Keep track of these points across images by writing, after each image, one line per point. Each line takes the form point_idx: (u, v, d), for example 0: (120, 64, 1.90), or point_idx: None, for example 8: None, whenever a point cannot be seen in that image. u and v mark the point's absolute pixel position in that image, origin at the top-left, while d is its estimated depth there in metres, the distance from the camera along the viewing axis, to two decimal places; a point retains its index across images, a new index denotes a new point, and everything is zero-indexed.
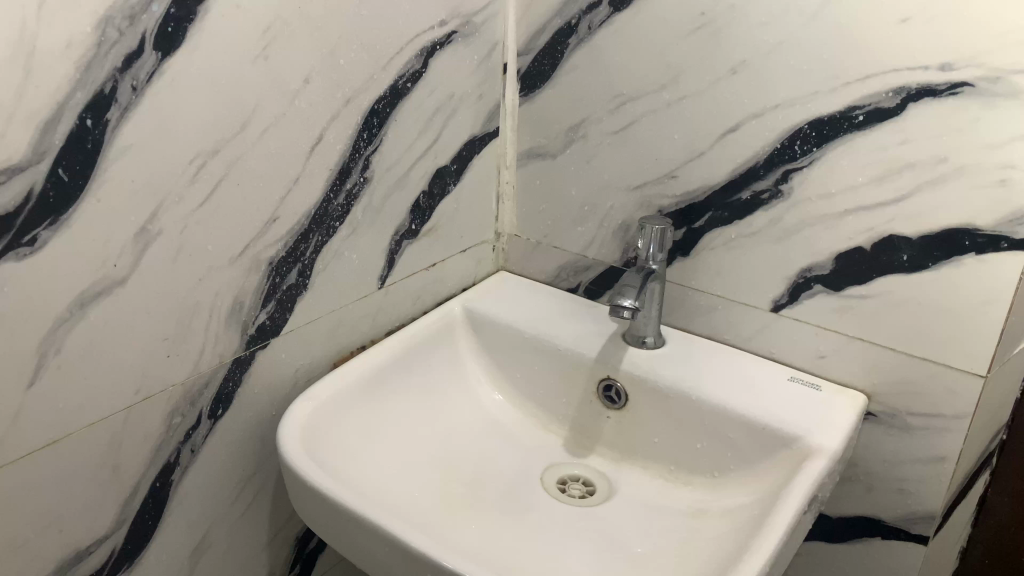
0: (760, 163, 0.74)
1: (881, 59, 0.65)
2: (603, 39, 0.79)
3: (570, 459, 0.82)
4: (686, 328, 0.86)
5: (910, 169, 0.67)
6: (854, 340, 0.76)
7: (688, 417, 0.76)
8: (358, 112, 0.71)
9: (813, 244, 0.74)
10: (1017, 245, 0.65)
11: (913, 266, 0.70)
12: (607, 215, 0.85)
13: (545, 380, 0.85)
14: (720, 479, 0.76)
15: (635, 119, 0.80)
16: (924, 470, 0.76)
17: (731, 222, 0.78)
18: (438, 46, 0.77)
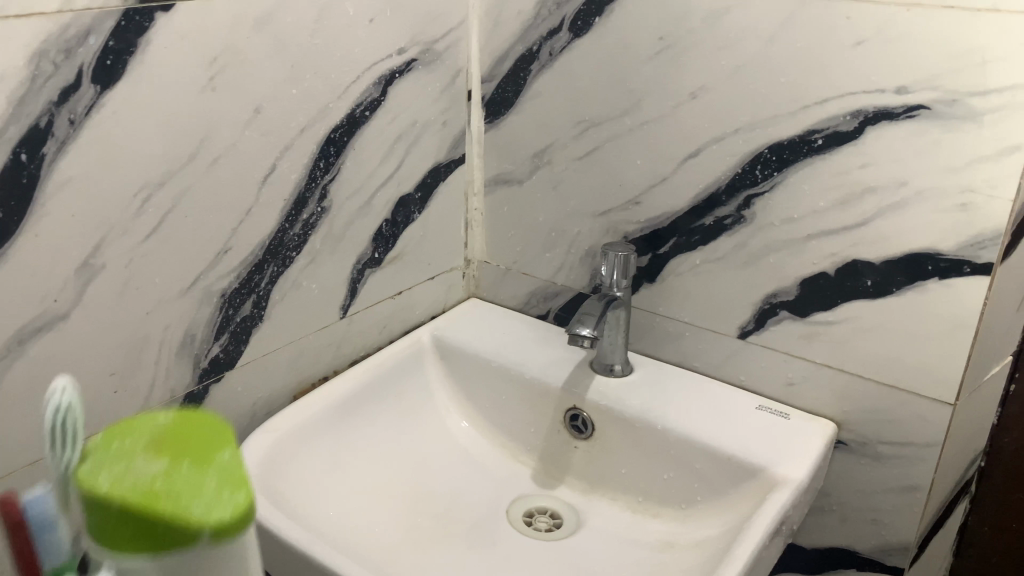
0: (722, 188, 0.73)
1: (839, 82, 0.64)
2: (565, 65, 0.79)
3: (537, 490, 0.81)
4: (656, 355, 0.84)
5: (871, 193, 0.66)
6: (823, 366, 0.74)
7: (654, 446, 0.75)
8: (314, 140, 0.71)
9: (778, 270, 0.73)
10: (981, 270, 0.63)
11: (878, 291, 0.69)
12: (574, 241, 0.84)
13: (513, 410, 0.83)
14: (688, 510, 0.74)
15: (598, 145, 0.79)
16: (897, 500, 0.74)
17: (695, 248, 0.77)
18: (398, 73, 0.76)
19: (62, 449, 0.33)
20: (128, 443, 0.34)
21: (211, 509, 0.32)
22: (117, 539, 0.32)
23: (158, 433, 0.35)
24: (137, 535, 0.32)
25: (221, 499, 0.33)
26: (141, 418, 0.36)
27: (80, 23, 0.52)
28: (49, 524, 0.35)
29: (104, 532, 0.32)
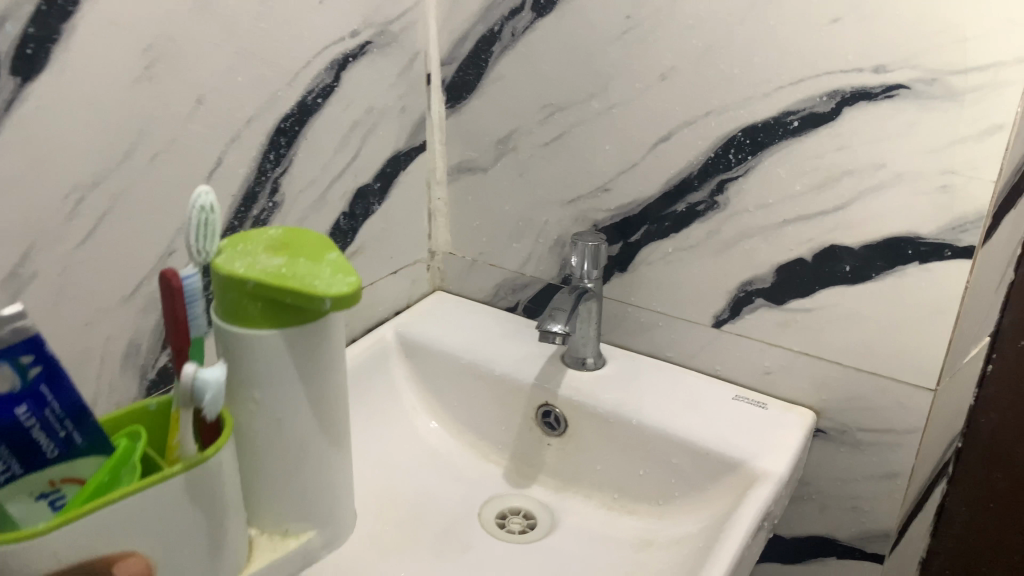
0: (694, 173, 0.70)
1: (814, 62, 0.62)
2: (528, 47, 0.75)
3: (509, 490, 0.78)
4: (628, 346, 0.82)
5: (849, 176, 0.64)
6: (800, 354, 0.72)
7: (629, 442, 0.72)
8: (263, 131, 0.66)
9: (753, 256, 0.71)
10: (961, 254, 0.61)
11: (856, 277, 0.66)
12: (542, 230, 0.81)
13: (482, 408, 0.80)
14: (665, 506, 0.72)
15: (564, 130, 0.76)
16: (877, 488, 0.73)
17: (667, 236, 0.74)
18: (351, 58, 0.72)
19: (201, 244, 0.47)
20: (251, 249, 0.51)
21: (329, 285, 0.47)
22: (243, 299, 0.49)
23: (272, 242, 0.52)
24: (275, 306, 0.49)
25: (335, 278, 0.48)
26: (264, 234, 0.53)
27: None
28: (197, 292, 0.45)
29: (243, 307, 0.49)
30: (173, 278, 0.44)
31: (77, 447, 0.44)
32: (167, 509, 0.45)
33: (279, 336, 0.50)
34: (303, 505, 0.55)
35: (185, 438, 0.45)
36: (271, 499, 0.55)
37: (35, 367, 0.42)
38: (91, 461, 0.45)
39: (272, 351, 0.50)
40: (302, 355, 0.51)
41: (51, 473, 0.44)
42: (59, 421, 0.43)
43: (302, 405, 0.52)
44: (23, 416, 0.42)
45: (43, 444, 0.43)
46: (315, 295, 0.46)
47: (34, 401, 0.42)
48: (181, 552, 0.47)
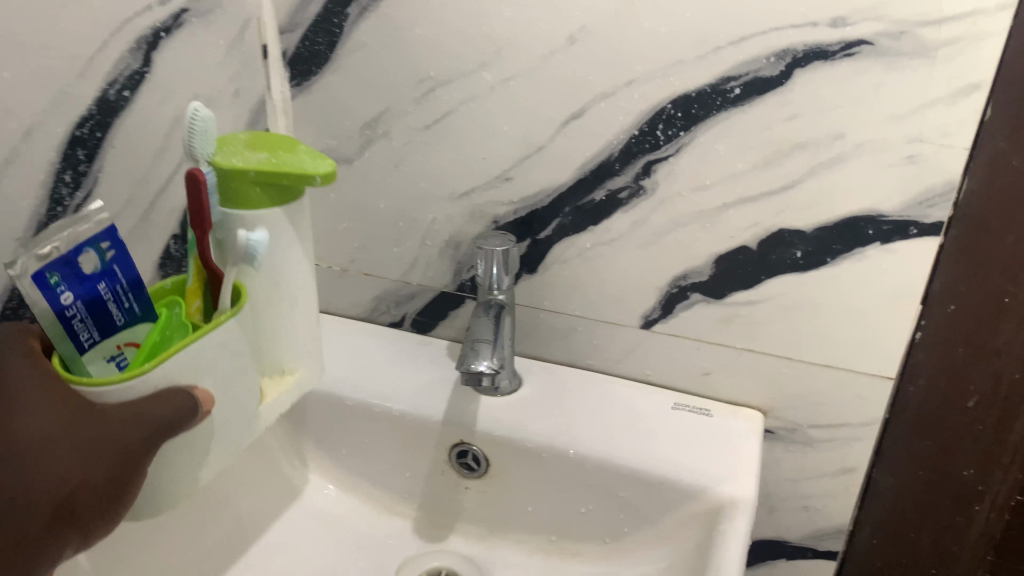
0: (615, 154, 0.58)
1: (761, 16, 0.51)
2: (394, 7, 0.59)
3: (425, 546, 0.65)
4: (542, 356, 0.70)
5: (802, 150, 0.55)
6: (743, 352, 0.64)
7: (566, 478, 0.62)
8: (50, 146, 0.47)
9: (687, 248, 0.60)
10: (928, 232, 0.54)
11: (808, 264, 0.58)
12: (429, 230, 0.67)
13: (381, 453, 0.67)
14: (614, 546, 0.62)
15: (449, 109, 0.61)
16: (830, 484, 0.67)
17: (583, 230, 0.62)
18: (163, 32, 0.53)
19: (198, 146, 0.44)
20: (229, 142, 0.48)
21: (316, 166, 0.46)
22: (243, 188, 0.46)
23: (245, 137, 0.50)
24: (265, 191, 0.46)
25: (316, 162, 0.47)
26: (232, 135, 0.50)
27: None
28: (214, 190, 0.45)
29: (232, 195, 0.46)
30: (202, 177, 0.44)
31: (137, 314, 0.42)
32: (223, 352, 0.44)
33: (280, 215, 0.48)
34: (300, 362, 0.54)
35: (222, 296, 0.45)
36: (270, 365, 0.53)
37: (105, 245, 0.39)
38: (145, 325, 0.42)
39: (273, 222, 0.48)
40: (296, 215, 0.49)
41: (118, 336, 0.41)
42: (125, 293, 0.41)
43: (295, 258, 0.50)
44: (101, 289, 0.39)
45: (112, 312, 0.40)
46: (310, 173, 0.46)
47: (108, 276, 0.40)
48: (223, 402, 0.45)
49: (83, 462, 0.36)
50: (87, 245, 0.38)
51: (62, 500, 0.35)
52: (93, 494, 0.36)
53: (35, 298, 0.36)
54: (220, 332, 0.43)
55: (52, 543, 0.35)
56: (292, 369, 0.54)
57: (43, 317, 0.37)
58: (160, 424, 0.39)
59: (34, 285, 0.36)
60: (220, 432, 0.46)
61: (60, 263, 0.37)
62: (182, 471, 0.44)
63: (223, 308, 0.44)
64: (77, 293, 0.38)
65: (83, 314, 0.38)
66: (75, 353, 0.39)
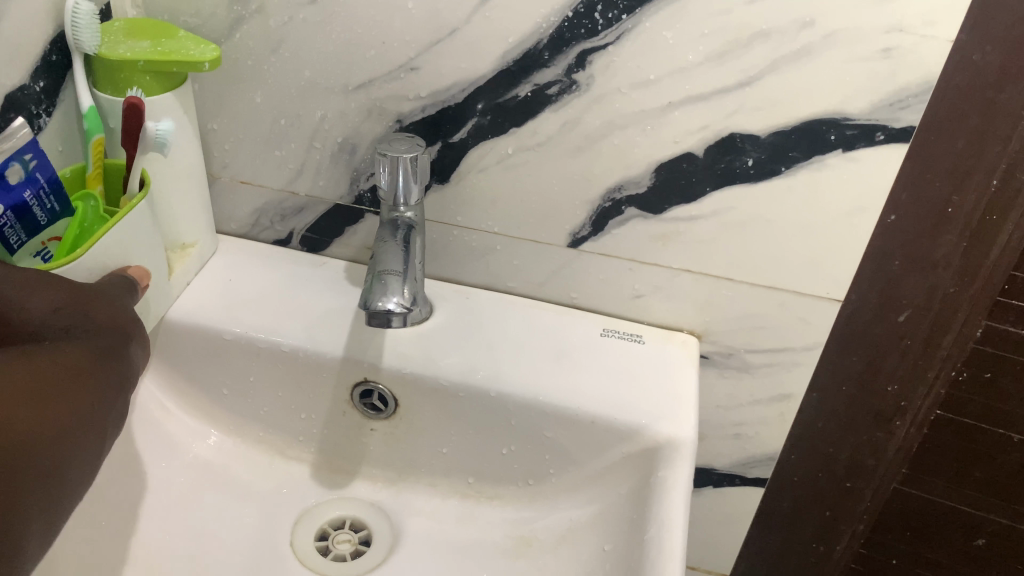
0: (543, 41, 0.49)
1: None
2: None
3: (326, 496, 0.58)
4: (453, 277, 0.62)
5: (763, 40, 0.46)
6: (681, 272, 0.57)
7: (486, 417, 0.54)
8: None
9: (625, 154, 0.52)
10: (898, 138, 0.48)
11: (761, 173, 0.51)
12: (317, 130, 0.56)
13: (269, 394, 0.57)
14: (538, 488, 0.56)
15: None
16: (765, 411, 0.63)
17: (505, 132, 0.53)
18: None
19: (84, 38, 0.48)
20: (110, 36, 0.50)
21: (201, 53, 0.50)
22: (133, 76, 0.49)
23: (120, 27, 0.51)
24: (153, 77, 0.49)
25: (201, 47, 0.50)
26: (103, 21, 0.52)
27: None
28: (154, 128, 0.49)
29: (122, 83, 0.49)
30: (140, 104, 0.46)
31: (56, 212, 0.46)
32: (136, 231, 0.49)
33: (172, 99, 0.51)
34: (199, 232, 0.58)
35: (130, 182, 0.49)
36: (172, 240, 0.56)
37: (29, 156, 0.43)
38: (65, 220, 0.47)
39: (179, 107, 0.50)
40: (185, 98, 0.52)
41: (42, 233, 0.45)
42: (47, 196, 0.45)
43: (187, 134, 0.53)
44: (26, 196, 0.43)
45: (37, 213, 0.44)
46: (199, 59, 0.49)
47: (33, 184, 0.44)
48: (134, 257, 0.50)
49: (114, 308, 0.44)
50: (14, 158, 0.42)
51: (117, 332, 0.43)
52: (131, 327, 0.44)
53: None
54: (132, 216, 0.49)
55: (126, 365, 0.43)
56: (192, 240, 0.57)
57: None
58: (129, 286, 0.48)
59: None
60: (150, 296, 0.52)
61: None
62: None
63: (132, 192, 0.49)
64: (5, 203, 0.42)
65: (13, 221, 0.43)
66: (6, 255, 0.44)
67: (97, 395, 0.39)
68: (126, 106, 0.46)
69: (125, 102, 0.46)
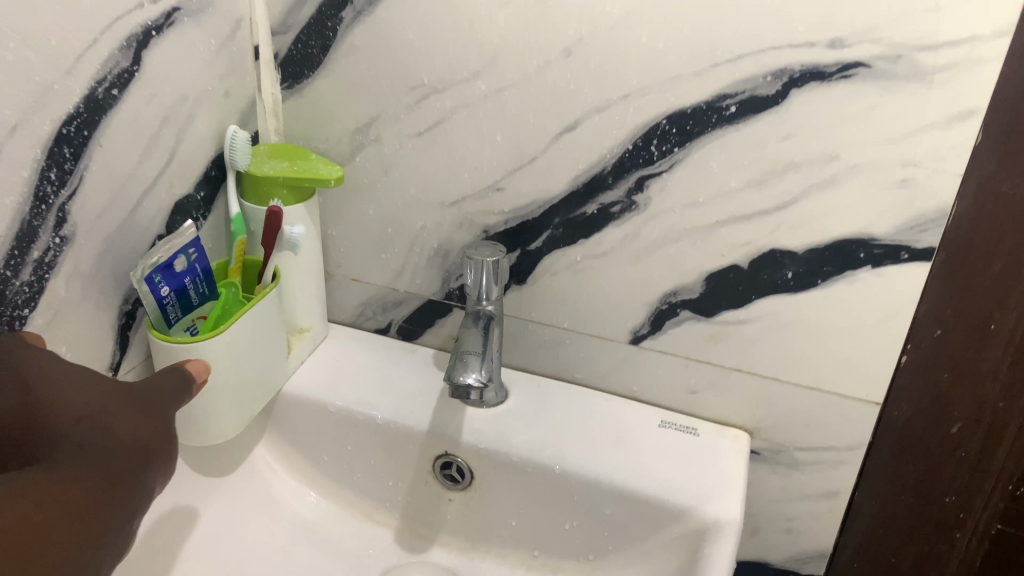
0: (608, 168, 0.58)
1: (759, 34, 0.51)
2: (390, 12, 0.58)
3: (404, 558, 0.64)
4: (527, 367, 0.70)
5: (796, 170, 0.54)
6: (731, 371, 0.63)
7: (551, 493, 0.61)
8: (35, 142, 0.46)
9: (679, 263, 0.60)
10: (921, 255, 0.54)
11: (800, 284, 0.58)
12: (417, 237, 0.66)
13: (363, 462, 0.66)
14: (598, 563, 0.61)
15: (442, 116, 0.61)
16: (816, 508, 0.66)
17: (575, 242, 0.62)
18: (153, 31, 0.52)
19: (238, 159, 0.61)
20: (258, 156, 0.63)
21: (328, 172, 0.61)
22: (273, 189, 0.61)
23: (266, 149, 0.64)
24: (290, 190, 0.61)
25: (329, 167, 0.62)
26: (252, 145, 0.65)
27: None
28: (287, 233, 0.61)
29: (265, 194, 0.61)
30: (278, 213, 0.58)
31: (205, 296, 0.58)
32: (266, 313, 0.60)
33: (302, 208, 0.63)
34: (315, 319, 0.68)
35: (265, 273, 0.60)
36: (292, 325, 0.67)
37: (192, 251, 0.55)
38: (210, 302, 0.58)
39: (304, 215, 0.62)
40: (312, 207, 0.64)
41: (193, 311, 0.57)
42: (200, 282, 0.57)
43: (311, 236, 0.64)
44: (186, 282, 0.55)
45: (192, 295, 0.56)
46: (327, 177, 0.60)
47: (192, 272, 0.55)
48: (262, 337, 0.60)
49: (137, 417, 0.45)
50: (181, 252, 0.54)
51: (134, 442, 0.43)
52: (156, 437, 0.45)
53: (147, 294, 0.52)
54: (264, 301, 0.59)
55: (143, 478, 0.42)
56: (308, 325, 0.68)
57: (150, 305, 0.53)
58: (175, 388, 0.49)
59: (145, 284, 0.52)
60: (272, 370, 0.62)
61: (161, 268, 0.53)
62: (245, 401, 0.60)
63: (265, 282, 0.60)
64: (171, 286, 0.54)
65: (174, 300, 0.54)
66: (166, 327, 0.55)
67: (95, 510, 0.39)
68: (268, 213, 0.58)
69: (268, 210, 0.58)
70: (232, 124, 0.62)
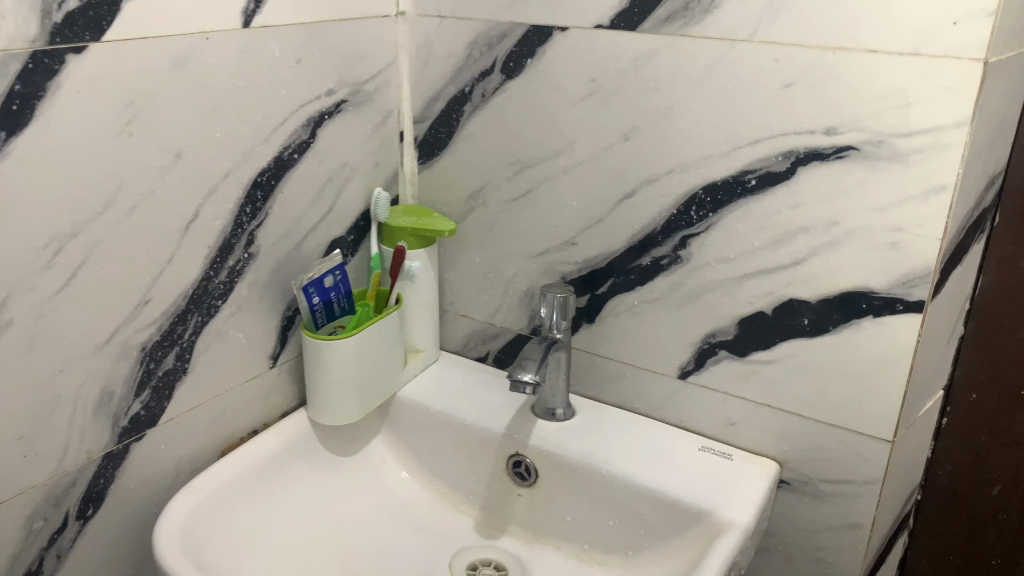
0: (658, 228, 0.73)
1: (770, 124, 0.65)
2: (498, 106, 0.77)
3: (480, 541, 0.78)
4: (595, 396, 0.83)
5: (805, 233, 0.66)
6: (762, 406, 0.73)
7: (598, 493, 0.73)
8: (239, 185, 0.68)
9: (715, 309, 0.73)
10: (913, 307, 0.64)
11: (814, 329, 0.68)
12: (512, 282, 0.83)
13: (453, 459, 0.81)
14: (634, 557, 0.72)
15: (533, 186, 0.78)
16: (840, 538, 0.73)
17: (633, 288, 0.76)
18: (326, 115, 0.74)
19: (379, 212, 0.80)
20: (396, 212, 0.82)
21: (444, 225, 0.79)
22: (403, 236, 0.80)
23: (403, 208, 0.83)
24: (415, 238, 0.80)
25: (445, 222, 0.80)
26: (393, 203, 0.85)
27: None
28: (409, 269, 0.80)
29: (396, 240, 0.80)
30: (403, 250, 0.78)
31: (344, 310, 0.77)
32: (388, 328, 0.78)
33: (424, 252, 0.81)
34: (428, 343, 0.86)
35: (390, 298, 0.79)
36: (410, 345, 0.85)
37: (337, 273, 0.74)
38: (348, 316, 0.78)
39: (423, 257, 0.81)
40: (432, 252, 0.82)
41: (335, 320, 0.76)
42: (342, 298, 0.76)
43: (429, 274, 0.82)
44: (331, 296, 0.75)
45: (335, 307, 0.75)
46: (442, 229, 0.78)
47: (336, 289, 0.75)
48: (384, 346, 0.78)
49: None
50: (329, 272, 0.73)
51: None
52: None
53: (302, 301, 0.72)
54: (387, 319, 0.78)
55: None
56: (421, 346, 0.85)
57: (303, 309, 0.72)
58: None
59: (302, 292, 0.71)
60: (390, 375, 0.80)
61: (314, 283, 0.72)
62: (367, 395, 0.78)
63: (390, 304, 0.79)
64: (319, 297, 0.73)
65: (321, 308, 0.74)
66: (313, 329, 0.74)
67: None
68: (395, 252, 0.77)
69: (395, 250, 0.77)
70: (380, 186, 0.82)
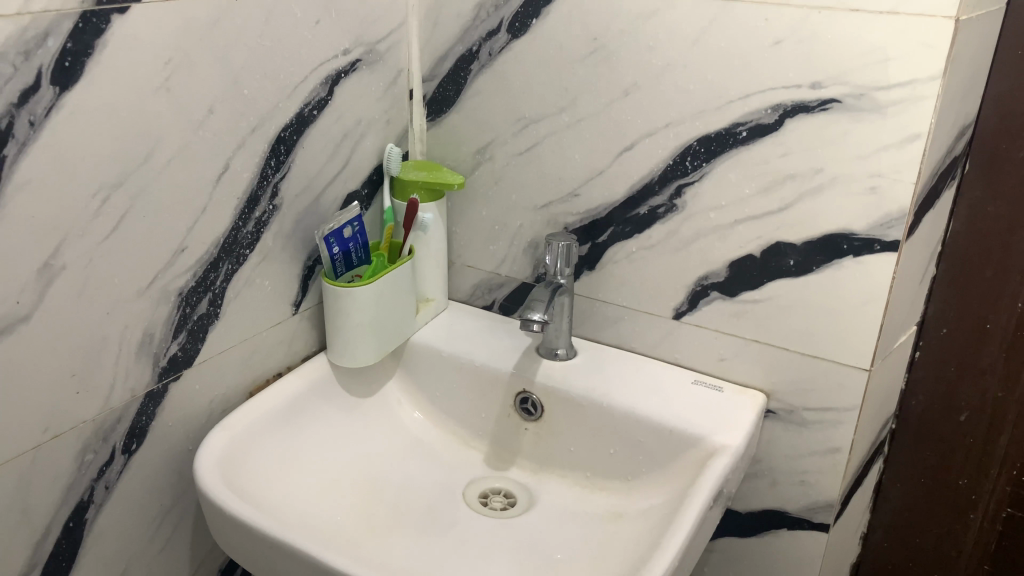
0: (655, 179, 0.78)
1: (761, 80, 0.70)
2: (504, 65, 0.82)
3: (490, 473, 0.84)
4: (595, 338, 0.89)
5: (793, 180, 0.72)
6: (752, 342, 0.80)
7: (601, 424, 0.80)
8: (264, 140, 0.72)
9: (708, 253, 0.78)
10: (890, 247, 0.70)
11: (799, 269, 0.75)
12: (517, 233, 0.88)
13: (463, 398, 0.87)
14: (634, 482, 0.79)
15: (537, 141, 0.83)
16: (823, 462, 0.80)
17: (631, 236, 0.82)
18: (343, 73, 0.78)
19: (391, 168, 0.85)
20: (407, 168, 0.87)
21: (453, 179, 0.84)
22: (413, 190, 0.85)
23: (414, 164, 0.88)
24: (426, 191, 0.85)
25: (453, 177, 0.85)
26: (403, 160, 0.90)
27: (39, 26, 0.54)
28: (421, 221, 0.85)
29: (407, 194, 0.85)
30: (416, 202, 0.82)
31: (362, 260, 0.82)
32: (402, 277, 0.83)
33: (433, 206, 0.86)
34: (438, 292, 0.91)
35: (403, 248, 0.84)
36: (421, 294, 0.90)
37: (354, 224, 0.79)
38: (365, 266, 0.82)
39: (434, 210, 0.86)
40: (442, 206, 0.87)
41: (353, 270, 0.81)
42: (359, 249, 0.81)
43: (439, 226, 0.87)
44: (349, 246, 0.79)
45: (353, 257, 0.80)
46: (450, 183, 0.83)
47: (354, 240, 0.80)
48: (400, 294, 0.83)
49: None
50: (348, 224, 0.78)
51: None
52: None
53: (324, 250, 0.77)
54: (402, 268, 0.83)
55: None
56: (431, 295, 0.90)
57: (325, 258, 0.77)
58: None
59: (323, 242, 0.76)
60: (405, 322, 0.85)
61: (334, 234, 0.77)
62: (385, 340, 0.83)
63: (403, 254, 0.84)
64: (339, 248, 0.78)
65: (341, 258, 0.79)
66: (333, 278, 0.79)
67: None
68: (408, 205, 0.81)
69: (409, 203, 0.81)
70: (392, 143, 0.87)
